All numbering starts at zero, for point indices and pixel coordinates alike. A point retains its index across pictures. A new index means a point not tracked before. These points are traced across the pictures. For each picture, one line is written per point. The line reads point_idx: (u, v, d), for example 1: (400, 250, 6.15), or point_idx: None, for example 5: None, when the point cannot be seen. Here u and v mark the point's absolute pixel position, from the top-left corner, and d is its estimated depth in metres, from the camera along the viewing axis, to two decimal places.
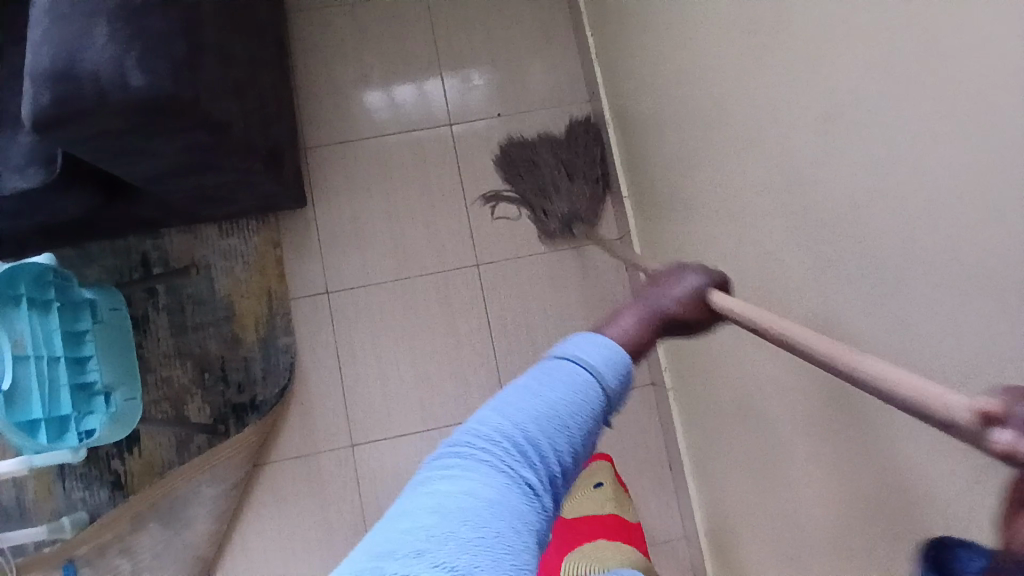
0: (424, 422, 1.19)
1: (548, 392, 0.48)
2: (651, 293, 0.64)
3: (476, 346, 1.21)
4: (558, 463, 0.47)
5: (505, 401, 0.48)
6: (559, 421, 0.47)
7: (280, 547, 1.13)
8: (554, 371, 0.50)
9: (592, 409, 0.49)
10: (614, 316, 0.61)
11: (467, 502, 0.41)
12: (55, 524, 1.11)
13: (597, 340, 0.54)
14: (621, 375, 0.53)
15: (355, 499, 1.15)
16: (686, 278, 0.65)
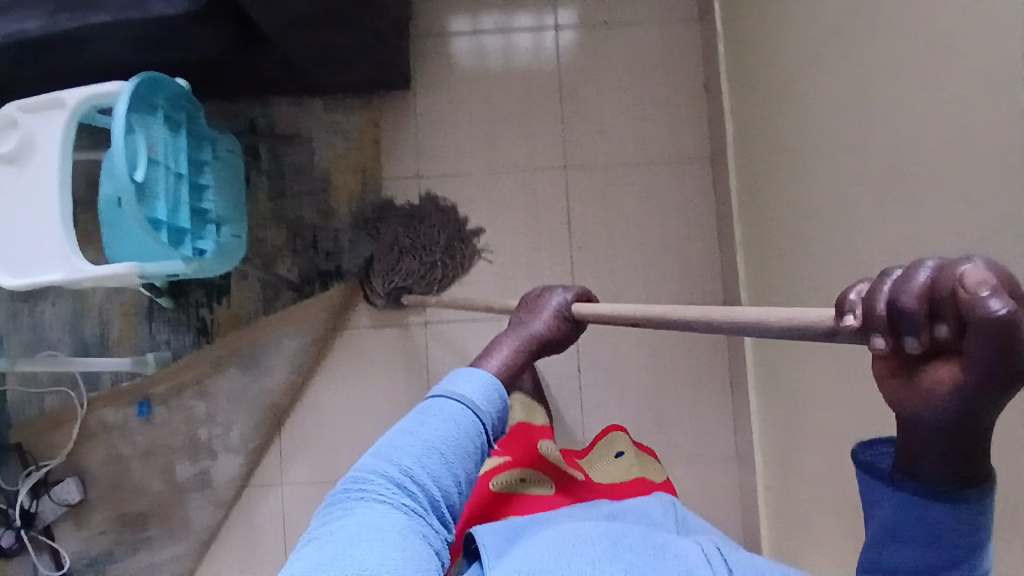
0: (499, 311, 1.23)
1: (427, 428, 0.65)
2: (524, 322, 0.79)
3: (558, 245, 1.24)
4: (436, 484, 0.63)
5: (393, 443, 0.64)
6: (438, 450, 0.64)
7: (349, 407, 1.22)
8: (432, 411, 0.67)
9: (468, 436, 0.66)
10: (494, 346, 0.77)
11: (356, 531, 0.57)
12: (138, 358, 1.18)
13: (471, 376, 0.70)
14: (494, 407, 0.70)
15: (422, 372, 1.23)
16: (547, 297, 0.80)
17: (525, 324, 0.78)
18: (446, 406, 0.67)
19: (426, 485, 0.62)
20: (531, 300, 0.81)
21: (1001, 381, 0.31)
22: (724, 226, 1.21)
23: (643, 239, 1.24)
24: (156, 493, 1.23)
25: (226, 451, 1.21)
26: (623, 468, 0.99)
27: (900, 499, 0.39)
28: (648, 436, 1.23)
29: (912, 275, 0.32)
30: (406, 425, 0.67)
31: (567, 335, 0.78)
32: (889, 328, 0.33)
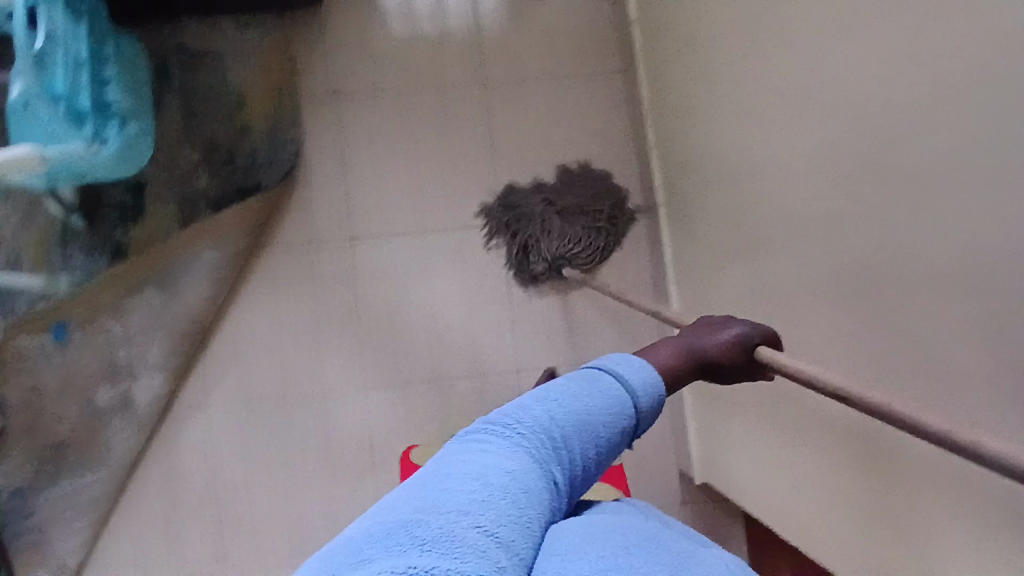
0: (422, 225, 1.25)
1: (589, 397, 0.48)
2: (698, 335, 0.62)
3: (481, 157, 1.26)
4: (583, 467, 0.46)
5: (549, 394, 0.47)
6: (596, 431, 0.47)
7: (275, 323, 1.22)
8: (601, 379, 0.50)
9: (629, 424, 0.49)
10: (651, 347, 0.60)
11: (505, 479, 0.40)
12: (50, 278, 1.14)
13: (640, 367, 0.53)
14: (654, 400, 0.52)
15: (348, 287, 1.23)
16: (735, 321, 0.64)
17: (697, 340, 0.61)
18: (608, 380, 0.50)
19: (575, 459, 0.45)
20: (715, 318, 0.64)
21: None
22: (641, 133, 1.23)
23: (562, 148, 1.25)
24: (73, 423, 1.19)
25: (147, 372, 1.19)
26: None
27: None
28: (573, 340, 1.26)
29: None
30: (572, 379, 0.50)
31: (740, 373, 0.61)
32: None
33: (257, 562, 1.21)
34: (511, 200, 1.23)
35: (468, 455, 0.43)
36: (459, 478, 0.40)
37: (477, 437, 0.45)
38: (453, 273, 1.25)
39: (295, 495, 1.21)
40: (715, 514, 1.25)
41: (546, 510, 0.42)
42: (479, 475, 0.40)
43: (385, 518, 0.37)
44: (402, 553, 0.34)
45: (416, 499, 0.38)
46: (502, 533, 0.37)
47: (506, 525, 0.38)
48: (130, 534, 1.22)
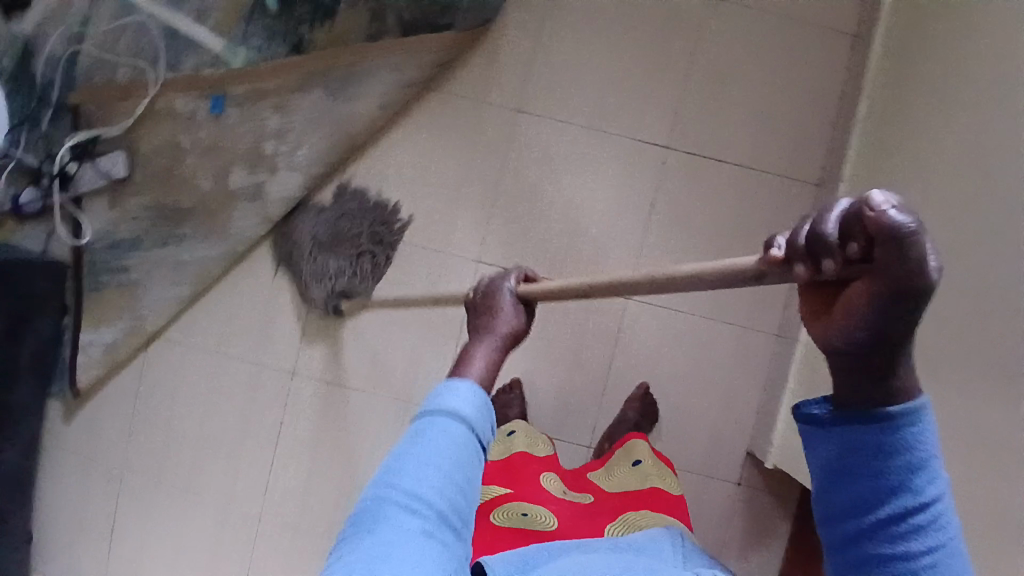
0: (592, 123, 1.22)
1: (422, 448, 0.54)
2: (482, 323, 0.69)
3: (673, 76, 1.21)
4: (448, 514, 0.52)
5: (395, 470, 0.53)
6: (438, 473, 0.52)
7: (423, 169, 1.21)
8: (434, 426, 0.55)
9: (464, 455, 0.55)
10: (467, 355, 0.65)
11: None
12: (231, 47, 1.17)
13: (452, 387, 0.59)
14: (484, 412, 0.58)
15: (502, 158, 1.21)
16: (493, 287, 0.73)
17: (488, 326, 0.68)
18: (443, 421, 0.56)
19: (435, 506, 0.51)
20: (478, 296, 0.73)
21: (915, 295, 0.34)
22: (846, 106, 1.18)
23: (757, 96, 1.21)
24: (202, 194, 1.20)
25: (287, 169, 1.18)
26: (639, 478, 1.00)
27: (849, 440, 0.42)
28: (698, 288, 1.21)
29: (827, 218, 0.36)
30: (401, 447, 0.55)
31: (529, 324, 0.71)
32: (807, 262, 0.37)
33: (324, 384, 1.22)
34: (335, 218, 1.19)
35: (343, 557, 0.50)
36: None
37: (349, 536, 0.52)
38: (603, 181, 1.22)
39: (383, 335, 1.22)
40: (773, 507, 1.20)
41: (431, 562, 0.49)
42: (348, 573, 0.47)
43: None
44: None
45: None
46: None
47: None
48: (210, 319, 1.24)
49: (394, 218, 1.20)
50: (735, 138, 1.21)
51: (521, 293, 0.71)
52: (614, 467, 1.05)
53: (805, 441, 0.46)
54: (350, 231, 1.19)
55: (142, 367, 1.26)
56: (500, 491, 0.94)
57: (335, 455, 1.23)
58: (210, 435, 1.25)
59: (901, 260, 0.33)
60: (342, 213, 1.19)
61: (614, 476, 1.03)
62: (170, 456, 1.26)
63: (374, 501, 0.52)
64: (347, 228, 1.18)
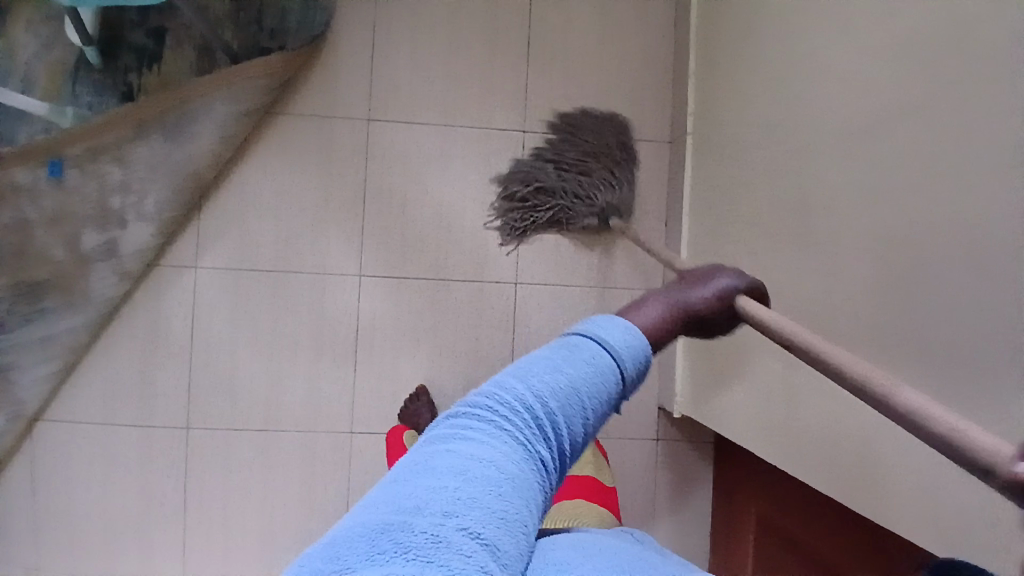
0: (444, 118, 1.22)
1: (572, 369, 0.48)
2: (682, 288, 0.63)
3: (513, 59, 1.22)
4: (568, 440, 0.48)
5: (537, 371, 0.48)
6: (574, 400, 0.47)
7: (282, 194, 1.19)
8: (587, 352, 0.50)
9: (608, 390, 0.49)
10: (639, 303, 0.58)
11: (481, 476, 0.41)
12: (57, 107, 1.13)
13: (621, 324, 0.54)
14: (639, 360, 0.52)
15: (360, 169, 1.20)
16: (719, 272, 0.65)
17: (684, 291, 0.62)
18: (598, 352, 0.51)
19: (561, 436, 0.47)
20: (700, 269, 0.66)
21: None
22: (680, 56, 1.21)
23: (597, 65, 1.22)
24: (56, 263, 1.14)
25: (139, 220, 1.14)
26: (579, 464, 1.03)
27: None
28: (577, 262, 1.23)
29: None
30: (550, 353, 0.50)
31: (711, 324, 0.62)
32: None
33: (224, 430, 1.19)
34: (575, 134, 1.19)
35: (451, 448, 0.44)
36: (444, 475, 0.41)
37: (460, 424, 0.46)
38: (467, 172, 1.22)
39: (274, 368, 1.19)
40: (693, 456, 1.20)
41: (536, 496, 0.44)
42: (459, 472, 0.42)
43: (368, 522, 0.38)
44: (387, 564, 0.36)
45: (399, 503, 0.39)
46: (491, 531, 0.39)
47: (492, 521, 0.39)
48: (91, 388, 1.19)
49: (618, 133, 1.20)
50: (585, 109, 1.22)
51: (739, 298, 0.63)
52: None
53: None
54: (582, 165, 1.18)
55: (31, 453, 1.20)
56: None
57: (249, 501, 1.19)
58: (116, 507, 1.19)
59: None
60: (584, 140, 1.19)
61: None
62: (77, 538, 1.20)
63: (502, 400, 0.47)
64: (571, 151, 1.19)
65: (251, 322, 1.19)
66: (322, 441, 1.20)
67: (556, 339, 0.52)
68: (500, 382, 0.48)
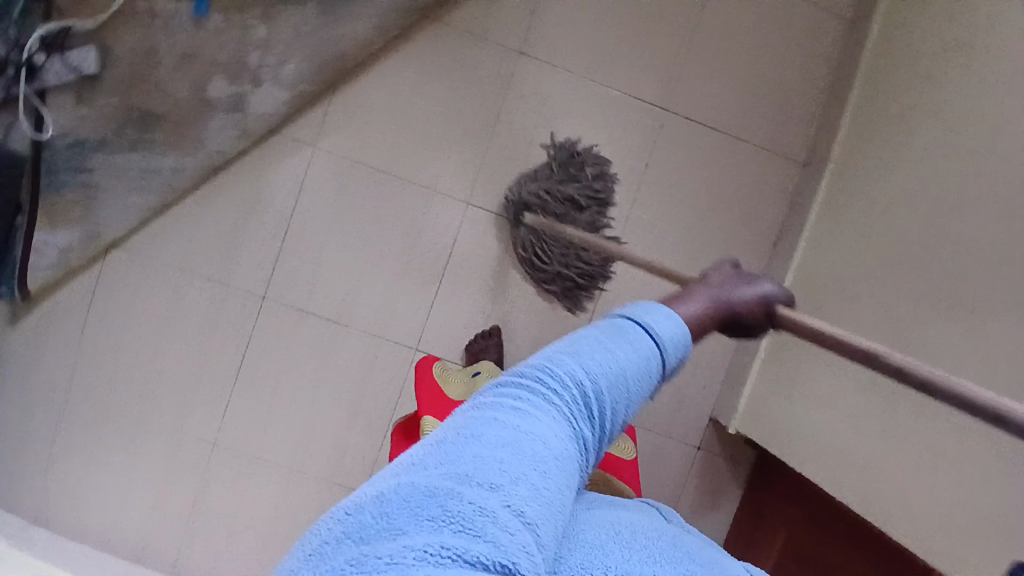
0: (592, 75, 1.20)
1: (620, 353, 0.51)
2: (725, 288, 0.70)
3: (674, 38, 1.20)
4: (607, 419, 0.50)
5: (584, 351, 0.50)
6: (622, 382, 0.50)
7: (415, 101, 1.17)
8: (635, 340, 0.53)
9: (650, 378, 0.53)
10: (685, 298, 0.66)
11: (532, 448, 0.42)
12: None
13: (666, 317, 0.58)
14: (677, 352, 0.57)
15: (497, 100, 1.19)
16: (760, 278, 0.72)
17: (724, 291, 0.69)
18: (643, 342, 0.54)
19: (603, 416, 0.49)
20: (738, 268, 0.73)
21: None
22: (838, 86, 1.20)
23: (754, 69, 1.21)
24: (178, 99, 1.13)
25: (273, 84, 1.13)
26: None
27: None
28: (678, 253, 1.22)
29: None
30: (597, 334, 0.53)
31: (755, 327, 0.70)
32: None
33: (295, 311, 1.20)
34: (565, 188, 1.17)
35: (494, 416, 0.44)
36: (491, 443, 0.41)
37: (504, 397, 0.46)
38: (597, 135, 1.21)
39: (359, 268, 1.20)
40: (726, 471, 1.24)
41: (573, 473, 0.45)
42: (508, 442, 0.41)
43: (415, 483, 0.37)
44: (437, 529, 0.35)
45: (448, 469, 0.39)
46: (534, 508, 0.39)
47: (536, 497, 0.39)
48: (175, 232, 1.18)
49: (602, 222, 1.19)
50: (728, 108, 1.22)
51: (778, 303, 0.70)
52: None
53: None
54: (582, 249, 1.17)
55: (96, 279, 1.19)
56: None
57: (299, 386, 1.21)
58: (167, 355, 1.20)
59: None
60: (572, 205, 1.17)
61: None
62: (122, 372, 1.21)
63: (550, 376, 0.48)
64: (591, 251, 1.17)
65: (350, 217, 1.19)
66: (384, 350, 1.22)
67: (601, 323, 0.55)
68: (547, 360, 0.49)
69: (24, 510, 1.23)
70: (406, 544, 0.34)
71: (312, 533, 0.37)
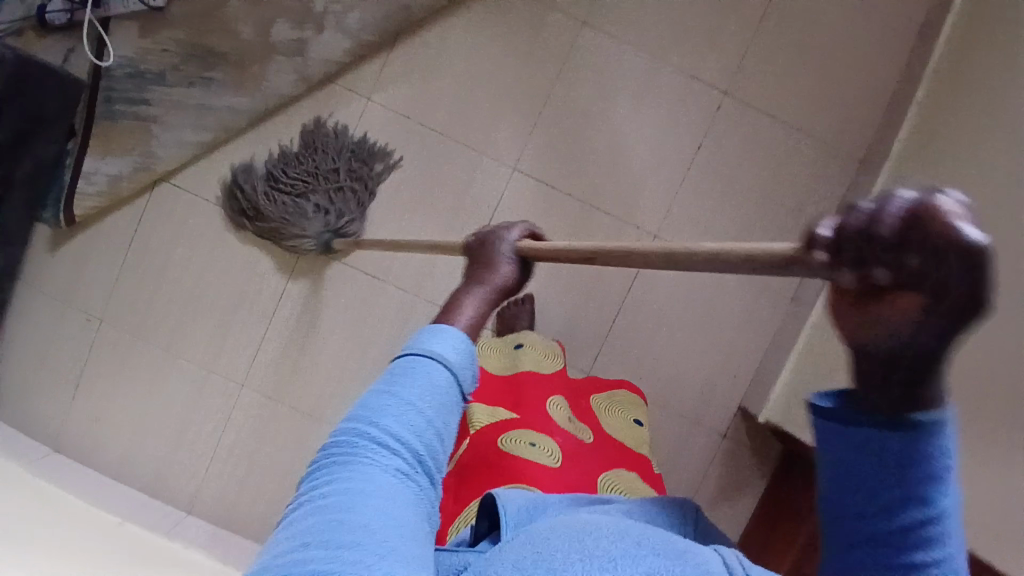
0: (654, 53, 1.19)
1: (403, 387, 0.44)
2: (479, 277, 0.56)
3: (741, 23, 1.19)
4: (432, 447, 0.44)
5: (368, 403, 0.44)
6: (422, 413, 0.44)
7: (474, 63, 1.17)
8: (429, 372, 0.45)
9: (453, 394, 0.46)
10: (455, 305, 0.52)
11: (335, 521, 0.38)
12: None
13: (448, 333, 0.47)
14: (471, 357, 0.48)
15: (556, 69, 1.18)
16: (497, 238, 0.59)
17: (488, 277, 0.56)
18: (434, 370, 0.45)
19: (418, 451, 0.43)
20: (475, 244, 0.60)
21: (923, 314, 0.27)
22: (902, 88, 1.18)
23: (819, 62, 1.20)
24: (241, 39, 1.12)
25: (336, 31, 1.12)
26: (636, 433, 0.99)
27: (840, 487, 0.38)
28: (722, 240, 1.21)
29: (892, 203, 0.27)
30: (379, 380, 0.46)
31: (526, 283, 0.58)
32: (862, 254, 0.28)
33: (333, 262, 1.20)
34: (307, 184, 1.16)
35: (303, 508, 0.40)
36: (299, 541, 0.38)
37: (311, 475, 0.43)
38: (653, 114, 1.20)
39: (402, 223, 1.19)
40: (750, 465, 1.23)
41: (401, 510, 0.40)
42: (308, 513, 0.39)
43: None
44: None
45: (260, 566, 0.38)
46: (358, 574, 0.35)
47: (358, 561, 0.36)
48: (224, 171, 1.19)
49: (371, 161, 1.17)
50: (789, 100, 1.20)
51: (525, 246, 0.58)
52: (611, 410, 1.03)
53: (814, 436, 0.38)
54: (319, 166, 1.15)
55: (141, 211, 1.20)
56: (504, 412, 0.92)
57: (330, 337, 1.21)
58: (203, 295, 1.21)
59: (968, 277, 0.25)
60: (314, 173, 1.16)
61: (611, 416, 1.01)
62: (156, 306, 1.21)
63: (343, 449, 0.43)
64: (321, 160, 1.16)
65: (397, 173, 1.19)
66: (418, 309, 1.21)
67: (384, 370, 0.47)
68: (341, 427, 0.44)
69: (47, 437, 1.24)
70: None
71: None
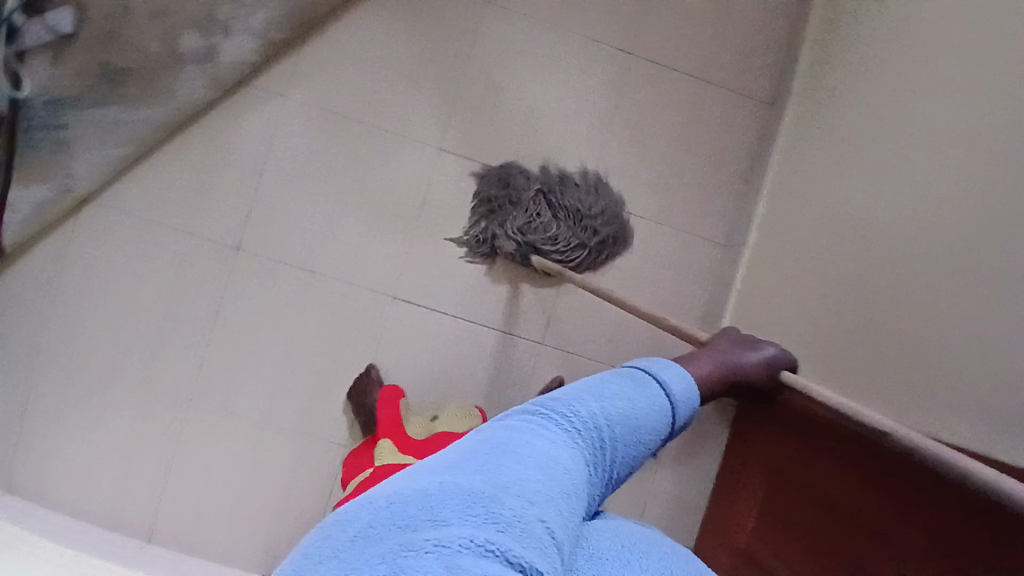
0: (556, 21, 1.22)
1: (639, 400, 0.62)
2: (735, 352, 0.91)
3: None
4: (615, 460, 0.58)
5: (598, 392, 0.60)
6: (631, 426, 0.60)
7: (384, 50, 1.20)
8: (648, 397, 0.64)
9: (651, 426, 0.62)
10: (700, 355, 0.88)
11: (556, 475, 0.48)
12: None
13: (676, 376, 0.70)
14: (683, 407, 0.68)
15: (465, 46, 1.21)
16: (760, 346, 0.95)
17: (730, 352, 0.90)
18: (651, 397, 0.64)
19: (608, 456, 0.57)
20: (743, 339, 0.94)
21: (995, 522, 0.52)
22: (796, 26, 1.23)
23: (715, 11, 1.24)
24: (148, 54, 1.12)
25: (242, 33, 1.14)
26: None
27: None
28: (650, 192, 1.23)
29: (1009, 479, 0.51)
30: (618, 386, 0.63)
31: (758, 377, 0.92)
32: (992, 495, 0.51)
33: (269, 260, 1.19)
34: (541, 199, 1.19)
35: (523, 441, 0.50)
36: (523, 465, 0.47)
37: (534, 422, 0.54)
38: (565, 80, 1.23)
39: (334, 214, 1.20)
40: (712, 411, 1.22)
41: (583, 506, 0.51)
42: (544, 466, 0.48)
43: (458, 485, 0.42)
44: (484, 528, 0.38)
45: (489, 479, 0.43)
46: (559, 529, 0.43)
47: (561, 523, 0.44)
48: (152, 185, 1.19)
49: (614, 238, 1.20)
50: (694, 50, 1.24)
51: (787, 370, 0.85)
52: None
53: None
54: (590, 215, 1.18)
55: (71, 234, 1.19)
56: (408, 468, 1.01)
57: (276, 337, 1.20)
58: (138, 311, 1.19)
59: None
60: (555, 202, 1.19)
61: None
62: (94, 328, 1.19)
63: (565, 419, 0.55)
64: (569, 194, 1.19)
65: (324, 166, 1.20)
66: (361, 297, 1.21)
67: (621, 373, 0.66)
68: (572, 401, 0.58)
69: None
70: (451, 532, 0.37)
71: (355, 507, 0.41)
